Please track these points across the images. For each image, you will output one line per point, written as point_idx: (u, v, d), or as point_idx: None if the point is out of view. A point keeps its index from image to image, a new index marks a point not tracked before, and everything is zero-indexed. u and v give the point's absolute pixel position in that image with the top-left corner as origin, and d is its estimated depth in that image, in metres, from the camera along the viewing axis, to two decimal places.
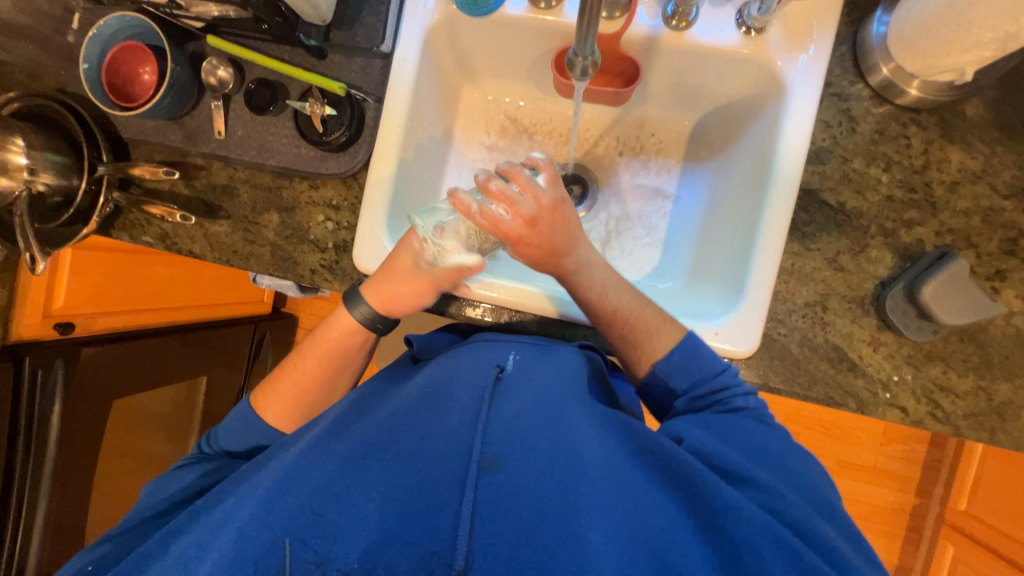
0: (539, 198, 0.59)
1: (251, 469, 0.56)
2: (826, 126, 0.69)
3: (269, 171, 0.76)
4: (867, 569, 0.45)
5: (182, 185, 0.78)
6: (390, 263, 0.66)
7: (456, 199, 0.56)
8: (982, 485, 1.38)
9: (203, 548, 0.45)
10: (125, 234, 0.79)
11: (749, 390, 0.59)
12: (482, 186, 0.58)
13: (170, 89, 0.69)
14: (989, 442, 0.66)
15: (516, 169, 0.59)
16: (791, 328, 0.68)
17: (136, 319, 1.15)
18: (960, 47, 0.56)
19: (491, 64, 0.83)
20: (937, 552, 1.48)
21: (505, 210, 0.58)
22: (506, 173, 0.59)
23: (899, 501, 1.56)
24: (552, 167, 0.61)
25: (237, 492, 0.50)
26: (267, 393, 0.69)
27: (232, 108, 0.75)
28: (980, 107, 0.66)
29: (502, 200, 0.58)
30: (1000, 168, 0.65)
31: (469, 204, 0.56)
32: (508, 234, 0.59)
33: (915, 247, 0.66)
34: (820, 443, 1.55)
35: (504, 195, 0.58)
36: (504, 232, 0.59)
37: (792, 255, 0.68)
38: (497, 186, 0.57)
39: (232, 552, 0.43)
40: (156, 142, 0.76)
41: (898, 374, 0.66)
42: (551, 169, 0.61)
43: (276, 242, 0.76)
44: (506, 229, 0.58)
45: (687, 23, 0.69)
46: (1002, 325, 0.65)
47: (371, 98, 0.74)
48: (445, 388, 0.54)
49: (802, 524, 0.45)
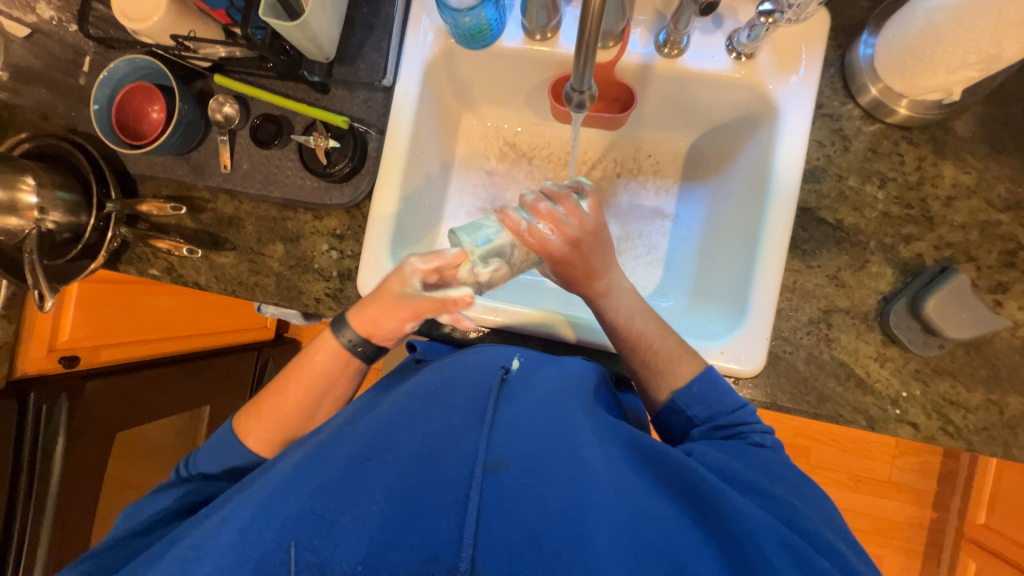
0: (583, 221, 0.62)
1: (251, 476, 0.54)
2: (820, 145, 0.70)
3: (273, 204, 0.78)
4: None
5: (188, 219, 0.79)
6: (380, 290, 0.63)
7: (506, 217, 0.59)
8: (999, 497, 1.35)
9: (201, 548, 0.42)
10: (131, 268, 0.80)
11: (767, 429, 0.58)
12: (531, 207, 0.61)
13: (178, 126, 0.71)
14: (1003, 457, 0.65)
15: (564, 193, 0.62)
16: (796, 345, 0.68)
17: (141, 350, 1.15)
18: (946, 69, 0.58)
19: (489, 93, 0.86)
20: (959, 568, 1.44)
21: (552, 230, 0.60)
22: (554, 196, 0.62)
23: (915, 514, 1.52)
24: (597, 194, 0.65)
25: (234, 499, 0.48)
26: (248, 417, 0.65)
27: (238, 143, 0.76)
28: (970, 124, 0.67)
29: (550, 220, 0.60)
30: (994, 182, 0.66)
31: (518, 222, 0.59)
32: (553, 254, 0.61)
33: (915, 262, 0.67)
34: (830, 457, 1.53)
35: (551, 216, 0.60)
36: (550, 252, 0.60)
37: (793, 272, 0.69)
38: (545, 207, 0.60)
39: (229, 556, 0.40)
40: (163, 177, 0.78)
41: (907, 389, 0.66)
42: (595, 195, 0.65)
43: (282, 272, 0.77)
44: (553, 248, 0.60)
45: (679, 51, 0.71)
46: (1008, 338, 0.65)
47: (373, 129, 0.76)
48: (447, 385, 0.52)
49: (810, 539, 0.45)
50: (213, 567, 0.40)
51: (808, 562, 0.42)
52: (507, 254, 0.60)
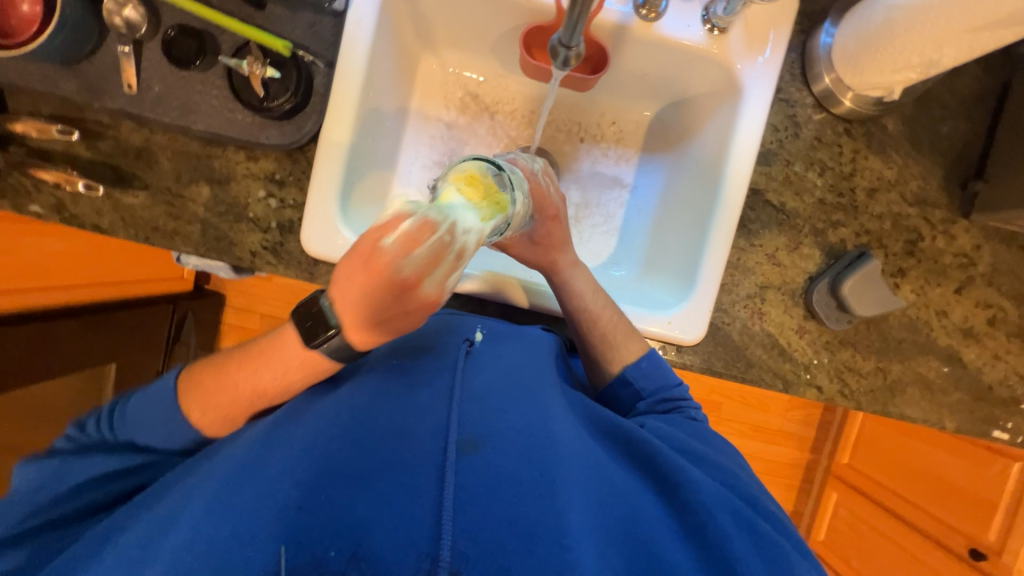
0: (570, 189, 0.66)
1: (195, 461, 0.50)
2: (774, 130, 0.73)
3: (195, 137, 0.66)
4: (789, 525, 0.53)
5: (81, 147, 0.65)
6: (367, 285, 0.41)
7: (516, 160, 0.59)
8: (861, 442, 1.64)
9: (153, 548, 0.40)
10: (5, 202, 0.65)
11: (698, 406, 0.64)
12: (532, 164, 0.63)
13: (62, 28, 0.57)
14: (882, 414, 0.77)
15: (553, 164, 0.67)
16: (734, 317, 0.74)
17: (23, 299, 0.96)
18: (893, 68, 0.62)
19: (452, 34, 0.78)
20: (823, 498, 1.76)
21: (552, 185, 0.62)
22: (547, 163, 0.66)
23: (796, 457, 1.81)
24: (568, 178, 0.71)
25: (186, 482, 0.45)
26: (195, 395, 0.53)
27: (146, 58, 0.63)
28: (898, 123, 0.74)
29: (549, 177, 0.63)
30: (910, 178, 0.74)
31: (529, 167, 0.59)
32: (553, 207, 0.61)
33: (839, 246, 0.74)
34: (737, 411, 1.74)
35: (549, 174, 0.63)
36: (553, 203, 0.61)
37: (738, 250, 0.74)
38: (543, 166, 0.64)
39: (184, 557, 0.38)
40: (43, 91, 0.63)
41: (818, 357, 0.75)
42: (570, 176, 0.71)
43: (207, 219, 0.67)
44: (554, 199, 0.61)
45: (657, 15, 0.70)
46: (899, 315, 0.75)
47: (321, 61, 0.66)
48: (410, 363, 0.50)
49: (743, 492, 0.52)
50: (167, 567, 0.38)
51: (751, 521, 0.47)
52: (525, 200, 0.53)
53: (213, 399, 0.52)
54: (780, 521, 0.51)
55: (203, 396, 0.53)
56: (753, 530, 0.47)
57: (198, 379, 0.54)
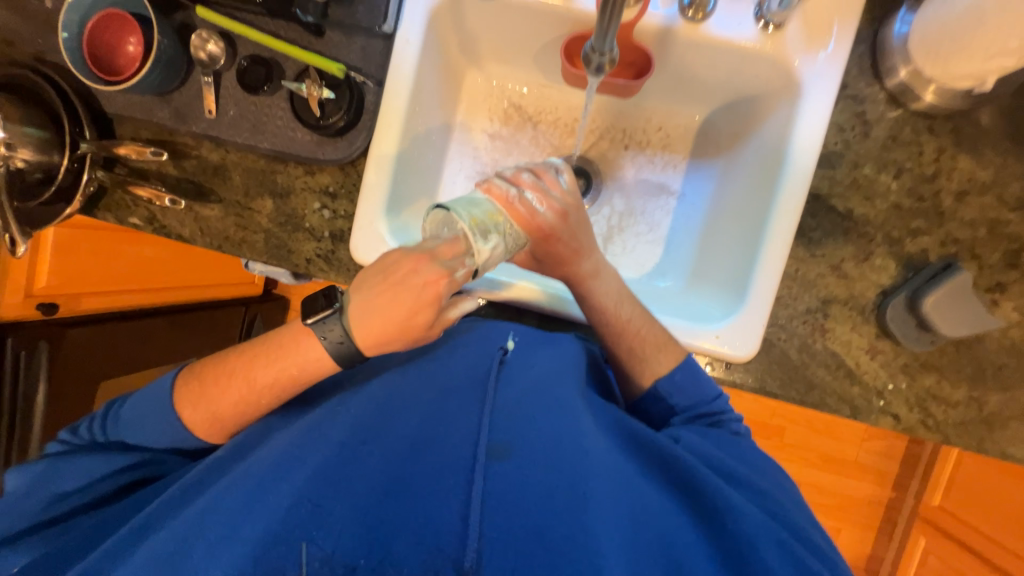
0: (565, 195, 0.61)
1: (230, 453, 0.52)
2: (839, 130, 0.67)
3: (262, 155, 0.73)
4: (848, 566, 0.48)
5: (170, 166, 0.75)
6: (396, 290, 0.50)
7: (491, 186, 0.56)
8: (956, 483, 1.44)
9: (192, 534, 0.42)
10: (110, 215, 0.75)
11: (739, 416, 0.61)
12: (512, 179, 0.59)
13: (157, 62, 0.66)
14: (977, 451, 0.67)
15: (545, 167, 0.61)
16: (791, 333, 0.68)
17: (121, 300, 1.14)
18: (984, 54, 0.54)
19: (496, 48, 0.80)
20: (908, 543, 1.55)
21: (539, 201, 0.58)
22: (534, 169, 0.61)
23: (876, 493, 1.61)
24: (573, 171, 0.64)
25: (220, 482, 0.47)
26: (193, 395, 0.55)
27: (223, 86, 0.71)
28: (994, 116, 0.65)
29: (535, 190, 0.58)
30: (1010, 179, 0.65)
31: (507, 193, 0.57)
32: (541, 227, 0.58)
33: (919, 257, 0.66)
34: (802, 436, 1.58)
35: (534, 187, 0.59)
36: (539, 225, 0.58)
37: (797, 260, 0.68)
38: (526, 178, 0.59)
39: (224, 541, 0.40)
40: (142, 119, 0.73)
41: (893, 382, 0.66)
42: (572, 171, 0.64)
43: (270, 230, 0.74)
44: (542, 219, 0.58)
45: (704, 15, 0.67)
46: (998, 337, 0.65)
47: (371, 81, 0.71)
48: (442, 367, 0.54)
49: (785, 516, 0.48)
50: (204, 562, 0.40)
51: (801, 559, 0.43)
52: (504, 234, 0.55)
53: (202, 402, 0.55)
54: (834, 562, 0.46)
55: (196, 395, 0.55)
56: (804, 570, 0.42)
57: (196, 378, 0.56)
